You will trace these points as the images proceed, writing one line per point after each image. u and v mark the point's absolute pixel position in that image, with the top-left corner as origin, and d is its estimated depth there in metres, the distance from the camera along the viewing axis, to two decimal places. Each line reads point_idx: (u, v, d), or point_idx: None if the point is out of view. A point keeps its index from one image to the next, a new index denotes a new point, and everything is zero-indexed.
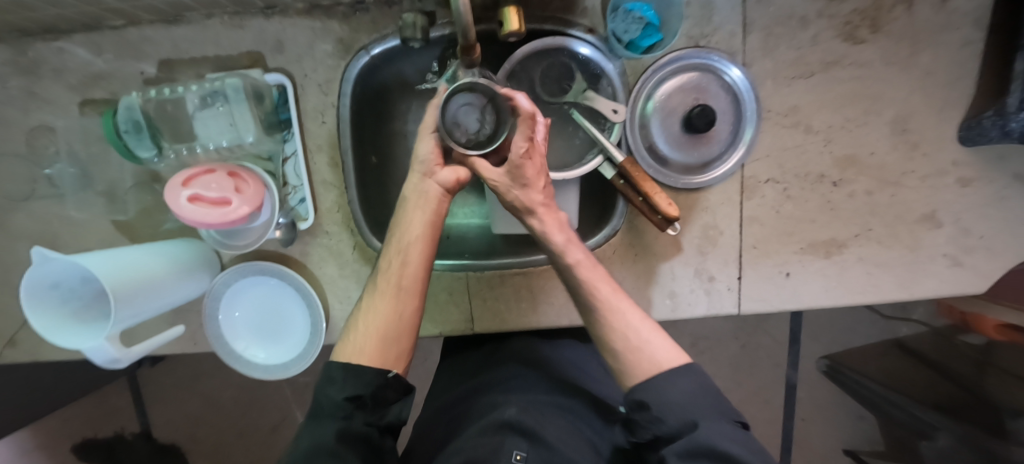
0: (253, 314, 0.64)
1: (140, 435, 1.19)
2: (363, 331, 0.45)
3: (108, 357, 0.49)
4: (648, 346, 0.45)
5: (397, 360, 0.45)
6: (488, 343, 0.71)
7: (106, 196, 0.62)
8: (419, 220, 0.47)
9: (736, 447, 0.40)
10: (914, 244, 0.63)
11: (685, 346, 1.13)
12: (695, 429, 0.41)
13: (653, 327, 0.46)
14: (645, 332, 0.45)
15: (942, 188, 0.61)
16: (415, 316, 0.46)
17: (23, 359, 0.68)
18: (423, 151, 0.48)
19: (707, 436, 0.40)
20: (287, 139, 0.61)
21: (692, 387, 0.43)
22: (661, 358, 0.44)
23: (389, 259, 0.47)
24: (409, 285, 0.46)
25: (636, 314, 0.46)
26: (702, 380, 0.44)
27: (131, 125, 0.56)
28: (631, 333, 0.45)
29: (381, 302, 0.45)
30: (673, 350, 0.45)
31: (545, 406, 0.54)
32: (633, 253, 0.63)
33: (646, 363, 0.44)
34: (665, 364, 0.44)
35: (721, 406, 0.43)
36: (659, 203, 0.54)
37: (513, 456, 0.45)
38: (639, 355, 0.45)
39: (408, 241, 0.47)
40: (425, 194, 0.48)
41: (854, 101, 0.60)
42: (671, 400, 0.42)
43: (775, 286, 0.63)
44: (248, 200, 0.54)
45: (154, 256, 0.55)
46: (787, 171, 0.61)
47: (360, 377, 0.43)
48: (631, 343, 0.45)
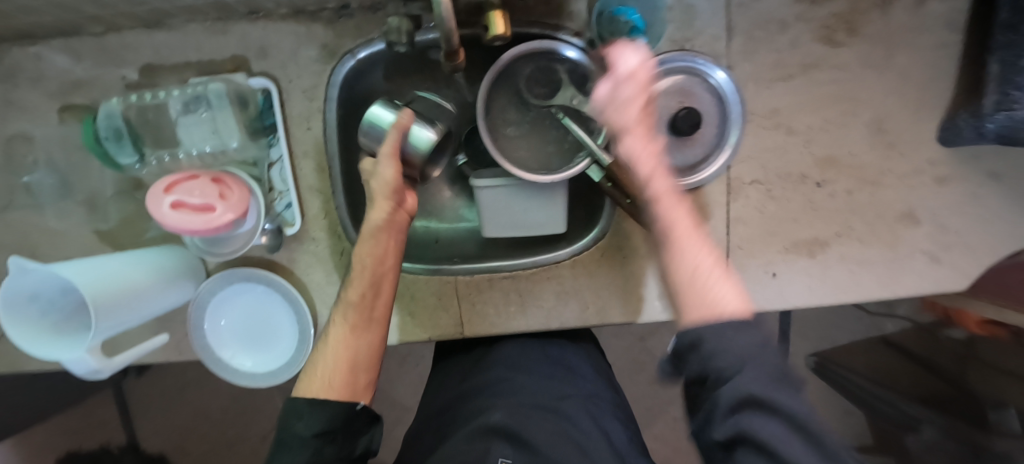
0: (240, 321, 0.63)
1: (126, 448, 1.17)
2: (330, 367, 0.47)
3: (89, 368, 0.48)
4: (711, 285, 0.40)
5: (365, 389, 0.48)
6: (478, 348, 0.71)
7: (86, 205, 0.61)
8: (391, 249, 0.52)
9: (782, 391, 0.35)
10: (894, 243, 0.64)
11: None
12: (743, 373, 0.35)
13: (718, 265, 0.41)
14: (715, 277, 0.40)
15: (919, 186, 0.63)
16: (380, 344, 0.51)
17: (3, 371, 0.66)
18: (386, 176, 0.50)
19: (755, 381, 0.35)
20: (272, 145, 0.60)
21: (756, 342, 0.36)
22: (721, 304, 0.39)
23: (359, 290, 0.50)
24: (379, 316, 0.51)
25: (706, 254, 0.41)
26: (759, 333, 0.37)
27: (112, 132, 0.56)
28: (699, 266, 0.40)
29: (348, 335, 0.48)
30: (733, 294, 0.39)
31: (531, 408, 0.55)
32: (621, 255, 0.63)
33: (705, 303, 0.39)
34: (723, 305, 0.38)
35: (774, 355, 0.37)
36: (647, 206, 0.54)
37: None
38: (703, 297, 0.39)
39: (382, 272, 0.51)
40: (394, 223, 0.52)
41: (834, 103, 0.61)
42: (731, 346, 0.36)
43: (760, 285, 0.64)
44: (232, 206, 0.53)
45: (135, 263, 0.54)
46: (771, 172, 0.62)
47: (327, 413, 0.44)
48: (695, 283, 0.40)
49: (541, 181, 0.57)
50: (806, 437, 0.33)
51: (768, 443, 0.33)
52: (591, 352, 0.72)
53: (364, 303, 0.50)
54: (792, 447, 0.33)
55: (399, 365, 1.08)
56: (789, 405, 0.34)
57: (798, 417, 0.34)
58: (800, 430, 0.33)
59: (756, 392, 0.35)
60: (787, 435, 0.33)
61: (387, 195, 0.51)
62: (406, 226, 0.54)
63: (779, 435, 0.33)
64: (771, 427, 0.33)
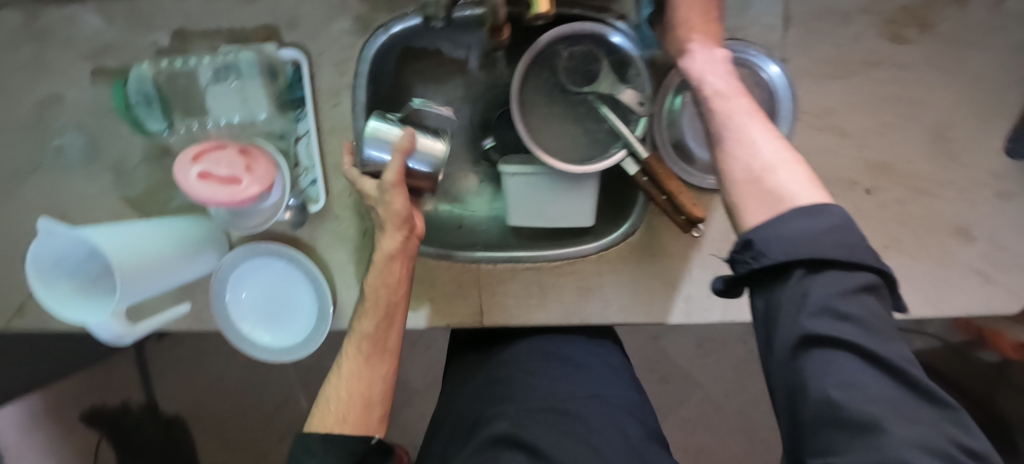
0: (260, 295, 0.63)
1: (145, 408, 1.21)
2: (343, 399, 0.50)
3: (113, 333, 0.48)
4: (778, 176, 0.35)
5: (378, 423, 0.51)
6: (495, 345, 0.69)
7: (114, 170, 0.61)
8: (403, 275, 0.52)
9: (856, 318, 0.29)
10: (946, 259, 0.60)
11: (691, 348, 1.11)
12: (812, 292, 0.30)
13: (795, 162, 0.36)
14: (786, 175, 0.35)
15: (979, 201, 0.59)
16: (390, 375, 0.52)
17: (29, 329, 0.67)
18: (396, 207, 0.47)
19: (823, 303, 0.29)
20: (300, 119, 0.58)
21: (825, 227, 0.31)
22: (794, 197, 0.34)
23: (371, 321, 0.51)
24: (392, 345, 0.53)
25: (786, 160, 0.36)
26: (837, 225, 0.31)
27: (142, 96, 0.56)
28: (760, 165, 0.36)
29: (363, 367, 0.51)
30: (808, 187, 0.34)
31: (539, 410, 0.53)
32: (650, 253, 0.60)
33: (769, 199, 0.35)
34: (792, 199, 0.34)
35: (860, 256, 0.30)
36: (685, 203, 0.51)
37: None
38: (767, 189, 0.35)
39: (394, 301, 0.52)
40: (407, 251, 0.51)
41: (894, 105, 0.57)
42: (789, 235, 0.31)
43: None
44: (258, 179, 0.52)
45: (161, 232, 0.53)
46: (818, 176, 0.59)
47: (341, 446, 0.47)
48: (754, 177, 0.36)
49: (573, 171, 0.54)
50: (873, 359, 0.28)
51: (836, 384, 0.28)
52: (610, 351, 0.69)
53: (377, 334, 0.51)
54: (876, 397, 0.27)
55: (411, 349, 1.08)
56: (859, 334, 0.28)
57: (868, 337, 0.28)
58: (868, 355, 0.28)
59: (823, 312, 0.29)
60: (865, 379, 0.28)
61: (398, 224, 0.49)
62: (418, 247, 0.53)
63: (847, 367, 0.28)
64: (844, 363, 0.28)
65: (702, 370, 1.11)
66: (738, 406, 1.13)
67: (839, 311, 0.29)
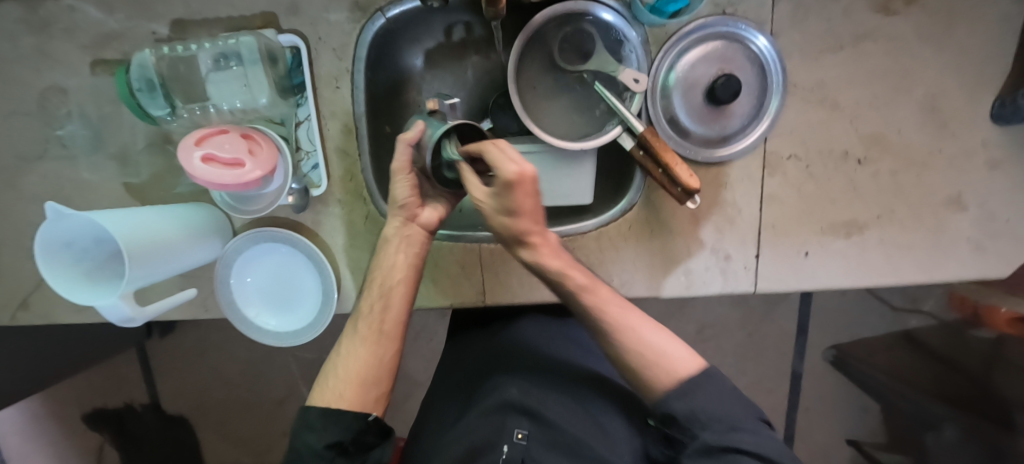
0: (265, 280, 0.63)
1: (149, 407, 1.21)
2: (341, 376, 0.49)
3: (123, 316, 0.49)
4: (666, 360, 0.47)
5: (376, 403, 0.49)
6: (495, 324, 0.70)
7: (117, 158, 0.61)
8: (401, 262, 0.52)
9: (750, 430, 0.44)
10: (938, 228, 0.61)
11: (691, 333, 1.10)
12: (717, 417, 0.44)
13: (674, 341, 0.49)
14: (657, 338, 0.48)
15: (970, 169, 0.60)
16: (393, 360, 0.51)
17: (35, 321, 0.68)
18: (401, 195, 0.51)
19: (726, 420, 0.44)
20: (300, 104, 0.59)
21: (716, 392, 0.46)
22: (674, 362, 0.47)
23: (370, 302, 0.51)
24: (390, 330, 0.51)
25: (667, 338, 0.49)
26: (715, 384, 0.46)
27: (144, 83, 0.56)
28: (659, 352, 0.47)
29: (362, 348, 0.50)
30: (688, 355, 0.48)
31: (547, 383, 0.56)
32: (649, 229, 0.62)
33: (666, 374, 0.47)
34: (675, 366, 0.47)
35: (739, 404, 0.46)
36: (680, 175, 0.52)
37: (515, 435, 0.50)
38: (659, 361, 0.47)
39: (392, 284, 0.51)
40: (405, 238, 0.52)
41: (884, 76, 0.58)
42: (700, 404, 0.44)
43: (793, 266, 0.62)
44: (260, 163, 0.53)
45: (166, 217, 0.54)
46: (812, 147, 0.60)
47: (340, 422, 0.47)
48: (648, 354, 0.47)
49: (570, 147, 0.56)
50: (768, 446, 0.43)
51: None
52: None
53: (374, 315, 0.51)
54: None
55: (412, 339, 1.08)
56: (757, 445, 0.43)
57: (769, 447, 0.43)
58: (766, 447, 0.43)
59: (727, 427, 0.44)
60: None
61: (397, 209, 0.51)
62: (423, 242, 0.53)
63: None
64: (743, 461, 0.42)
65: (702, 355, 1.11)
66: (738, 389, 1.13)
67: (738, 426, 0.44)
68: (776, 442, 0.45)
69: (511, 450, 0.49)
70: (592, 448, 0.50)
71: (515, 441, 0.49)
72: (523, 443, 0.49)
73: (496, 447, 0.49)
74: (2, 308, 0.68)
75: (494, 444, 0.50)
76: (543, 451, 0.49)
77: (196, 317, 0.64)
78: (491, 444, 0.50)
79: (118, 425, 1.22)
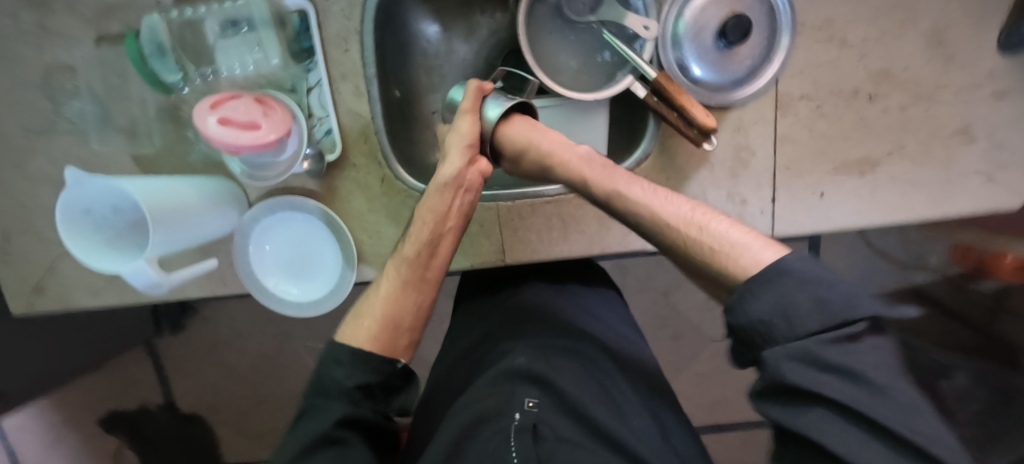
0: (283, 250, 0.63)
1: (164, 407, 1.21)
2: (378, 317, 0.49)
3: (149, 281, 0.49)
4: (730, 240, 0.41)
5: (406, 350, 0.49)
6: (505, 290, 0.69)
7: (128, 133, 0.61)
8: (455, 211, 0.53)
9: (835, 368, 0.31)
10: (948, 162, 0.62)
11: (701, 300, 1.08)
12: (777, 347, 0.35)
13: (736, 225, 0.43)
14: (721, 224, 0.43)
15: (977, 101, 0.60)
16: (428, 308, 0.52)
17: (52, 307, 0.68)
18: (463, 128, 0.54)
19: (790, 357, 0.33)
20: (311, 69, 0.58)
21: (794, 289, 0.35)
22: (753, 247, 0.40)
23: (416, 246, 0.52)
24: (431, 277, 0.52)
25: (727, 220, 0.43)
26: (782, 293, 0.35)
27: (155, 47, 0.55)
28: (713, 227, 0.43)
29: (401, 290, 0.50)
30: (766, 243, 0.40)
31: (557, 349, 0.54)
32: (664, 177, 0.62)
33: (738, 258, 0.40)
34: (756, 255, 0.39)
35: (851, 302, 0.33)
36: (696, 116, 0.53)
37: (526, 403, 0.46)
38: (732, 249, 0.40)
39: (442, 232, 0.53)
40: (461, 182, 0.53)
41: (892, 10, 0.58)
42: (764, 310, 0.36)
43: (807, 208, 0.63)
44: (275, 125, 0.53)
45: (184, 184, 0.55)
46: (822, 86, 0.60)
47: (371, 364, 0.45)
48: (712, 237, 0.42)
49: (585, 98, 0.57)
50: (857, 384, 0.31)
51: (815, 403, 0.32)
52: (614, 300, 0.69)
53: (419, 260, 0.51)
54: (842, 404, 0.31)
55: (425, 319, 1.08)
56: (842, 391, 0.31)
57: (855, 392, 0.31)
58: (853, 380, 0.31)
59: (799, 360, 0.33)
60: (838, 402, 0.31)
61: (462, 146, 0.54)
62: (477, 187, 0.54)
63: (826, 428, 0.30)
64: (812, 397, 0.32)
65: (712, 321, 1.08)
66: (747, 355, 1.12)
67: (817, 359, 0.32)
68: (886, 364, 0.31)
69: (522, 416, 0.44)
70: (599, 413, 0.46)
71: (526, 407, 0.45)
72: (535, 409, 0.46)
73: (505, 415, 0.45)
74: (17, 295, 0.68)
75: (503, 412, 0.46)
76: (558, 416, 0.46)
77: (216, 291, 0.64)
78: (500, 413, 0.46)
79: (131, 427, 1.19)
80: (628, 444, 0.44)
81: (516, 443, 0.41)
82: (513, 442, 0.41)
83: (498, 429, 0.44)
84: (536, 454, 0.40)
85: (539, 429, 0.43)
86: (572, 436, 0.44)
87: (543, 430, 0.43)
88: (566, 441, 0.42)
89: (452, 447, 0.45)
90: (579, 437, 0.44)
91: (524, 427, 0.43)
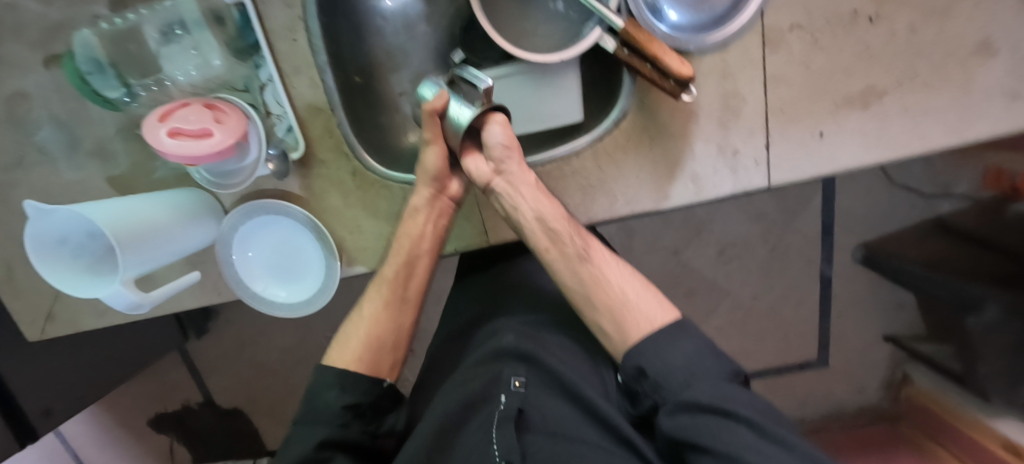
0: (268, 254, 0.63)
1: (204, 405, 1.21)
2: (361, 338, 0.49)
3: (129, 302, 0.50)
4: (636, 306, 0.44)
5: (391, 368, 0.50)
6: (495, 266, 0.68)
7: (97, 155, 0.60)
8: (429, 232, 0.53)
9: (733, 394, 0.37)
10: (967, 82, 0.54)
11: (713, 255, 1.02)
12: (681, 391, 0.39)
13: (643, 286, 0.47)
14: (636, 288, 0.46)
15: (1001, 7, 0.52)
16: (410, 326, 0.52)
17: (64, 331, 0.70)
18: (429, 161, 0.51)
19: (706, 390, 0.37)
20: (260, 65, 0.56)
21: (692, 348, 0.41)
22: (655, 316, 0.44)
23: (394, 267, 0.52)
24: (413, 296, 0.52)
25: (637, 283, 0.47)
26: (697, 343, 0.41)
27: (93, 65, 0.53)
28: (626, 289, 0.46)
29: (382, 310, 0.50)
30: (663, 307, 0.45)
31: (545, 324, 0.53)
32: (648, 136, 0.58)
33: (640, 323, 0.44)
34: (656, 320, 0.44)
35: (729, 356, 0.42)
36: (671, 65, 0.49)
37: (513, 383, 0.46)
38: (638, 312, 0.44)
39: (418, 253, 0.52)
40: (434, 208, 0.53)
41: None
42: (672, 364, 0.40)
43: (808, 151, 0.58)
44: (230, 130, 0.51)
45: (154, 203, 0.55)
46: (817, 13, 0.54)
47: (357, 386, 0.46)
48: (623, 299, 0.45)
49: (550, 60, 0.52)
50: (753, 403, 0.36)
51: (718, 439, 0.34)
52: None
53: (398, 281, 0.52)
54: (753, 445, 0.33)
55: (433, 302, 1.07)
56: (742, 405, 0.36)
57: (742, 401, 0.36)
58: (748, 400, 0.36)
59: (709, 392, 0.37)
60: (748, 437, 0.34)
61: (427, 180, 0.52)
62: (448, 212, 0.54)
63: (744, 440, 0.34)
64: (732, 431, 0.34)
65: (726, 274, 1.03)
66: (766, 303, 1.06)
67: (714, 389, 0.37)
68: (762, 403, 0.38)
69: (508, 399, 0.44)
70: (591, 392, 0.45)
71: (512, 388, 0.45)
72: (522, 390, 0.45)
73: (492, 398, 0.45)
74: (31, 323, 0.70)
75: (490, 396, 0.46)
76: (546, 394, 0.46)
77: (212, 301, 0.65)
78: (488, 396, 0.46)
79: (179, 426, 1.22)
80: (620, 425, 0.41)
81: (501, 430, 0.41)
82: (497, 433, 0.41)
83: (486, 416, 0.44)
84: (519, 450, 0.40)
85: (525, 415, 0.43)
86: (557, 419, 0.43)
87: (529, 415, 0.43)
88: (549, 428, 0.42)
89: (439, 432, 0.45)
90: (567, 422, 0.43)
91: (509, 415, 0.42)
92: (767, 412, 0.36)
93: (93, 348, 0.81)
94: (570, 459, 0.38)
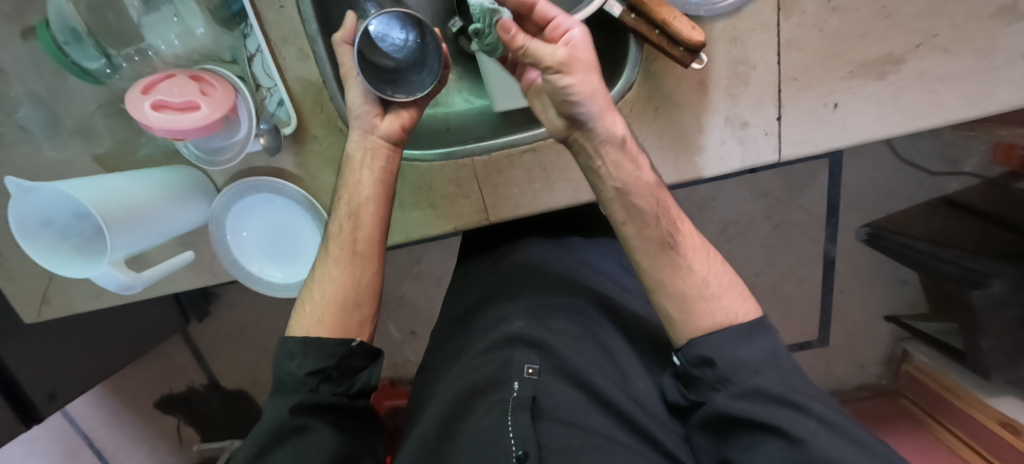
0: (262, 233, 0.61)
1: (209, 387, 1.21)
2: (318, 301, 0.48)
3: (120, 283, 0.50)
4: (716, 300, 0.40)
5: (361, 326, 0.48)
6: (500, 247, 0.66)
7: (81, 133, 0.58)
8: (366, 178, 0.50)
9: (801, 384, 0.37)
10: (989, 47, 0.52)
11: (715, 233, 1.01)
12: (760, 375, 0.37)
13: (728, 279, 0.41)
14: (719, 280, 0.41)
15: None
16: (373, 281, 0.50)
17: (59, 314, 0.69)
18: (356, 107, 0.49)
19: (771, 378, 0.37)
20: (247, 35, 0.53)
21: (768, 345, 0.39)
22: (737, 310, 0.40)
23: (340, 221, 0.49)
24: (365, 249, 0.49)
25: (724, 275, 0.41)
26: (770, 342, 0.39)
27: (68, 34, 0.50)
28: (712, 281, 0.40)
29: (336, 270, 0.48)
30: (746, 301, 0.41)
31: (549, 309, 0.52)
32: (653, 107, 0.56)
33: (718, 316, 0.39)
34: (740, 315, 0.40)
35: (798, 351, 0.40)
36: (682, 32, 0.46)
37: (526, 371, 0.44)
38: (715, 303, 0.40)
39: (359, 202, 0.49)
40: (366, 148, 0.50)
41: None
42: (742, 356, 0.37)
43: (820, 122, 0.55)
44: (216, 103, 0.48)
45: (139, 181, 0.52)
46: None
47: (319, 350, 0.45)
48: (701, 292, 0.40)
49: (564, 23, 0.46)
50: (816, 397, 0.37)
51: (795, 431, 0.34)
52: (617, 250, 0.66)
53: (345, 235, 0.49)
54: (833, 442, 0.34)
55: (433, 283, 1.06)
56: (808, 397, 0.36)
57: (817, 402, 0.36)
58: (814, 394, 0.37)
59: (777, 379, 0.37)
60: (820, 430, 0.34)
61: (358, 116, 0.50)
62: (392, 155, 0.51)
63: (817, 434, 0.34)
64: (803, 423, 0.34)
65: (729, 253, 1.02)
66: (769, 281, 1.05)
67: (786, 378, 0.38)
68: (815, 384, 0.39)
69: (521, 387, 0.43)
70: (598, 378, 0.44)
71: (525, 376, 0.44)
72: (534, 378, 0.44)
73: (504, 384, 0.44)
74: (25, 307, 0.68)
75: (501, 382, 0.44)
76: (557, 383, 0.44)
77: (208, 282, 0.64)
78: (499, 382, 0.44)
79: (185, 408, 1.22)
80: (632, 414, 0.41)
81: (514, 418, 0.40)
82: (512, 419, 0.40)
83: (496, 402, 0.43)
84: (536, 439, 0.39)
85: (538, 403, 0.42)
86: (573, 408, 0.42)
87: (543, 403, 0.43)
88: (565, 420, 0.41)
89: (444, 420, 0.44)
90: (579, 411, 0.42)
91: (523, 402, 0.42)
92: (833, 406, 0.37)
93: (88, 335, 0.79)
94: (583, 450, 0.38)
